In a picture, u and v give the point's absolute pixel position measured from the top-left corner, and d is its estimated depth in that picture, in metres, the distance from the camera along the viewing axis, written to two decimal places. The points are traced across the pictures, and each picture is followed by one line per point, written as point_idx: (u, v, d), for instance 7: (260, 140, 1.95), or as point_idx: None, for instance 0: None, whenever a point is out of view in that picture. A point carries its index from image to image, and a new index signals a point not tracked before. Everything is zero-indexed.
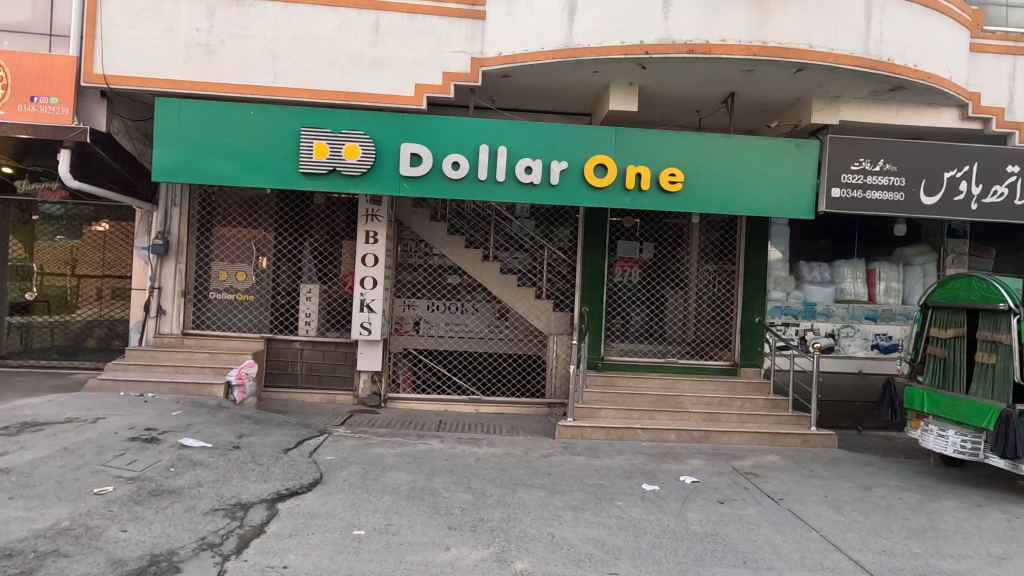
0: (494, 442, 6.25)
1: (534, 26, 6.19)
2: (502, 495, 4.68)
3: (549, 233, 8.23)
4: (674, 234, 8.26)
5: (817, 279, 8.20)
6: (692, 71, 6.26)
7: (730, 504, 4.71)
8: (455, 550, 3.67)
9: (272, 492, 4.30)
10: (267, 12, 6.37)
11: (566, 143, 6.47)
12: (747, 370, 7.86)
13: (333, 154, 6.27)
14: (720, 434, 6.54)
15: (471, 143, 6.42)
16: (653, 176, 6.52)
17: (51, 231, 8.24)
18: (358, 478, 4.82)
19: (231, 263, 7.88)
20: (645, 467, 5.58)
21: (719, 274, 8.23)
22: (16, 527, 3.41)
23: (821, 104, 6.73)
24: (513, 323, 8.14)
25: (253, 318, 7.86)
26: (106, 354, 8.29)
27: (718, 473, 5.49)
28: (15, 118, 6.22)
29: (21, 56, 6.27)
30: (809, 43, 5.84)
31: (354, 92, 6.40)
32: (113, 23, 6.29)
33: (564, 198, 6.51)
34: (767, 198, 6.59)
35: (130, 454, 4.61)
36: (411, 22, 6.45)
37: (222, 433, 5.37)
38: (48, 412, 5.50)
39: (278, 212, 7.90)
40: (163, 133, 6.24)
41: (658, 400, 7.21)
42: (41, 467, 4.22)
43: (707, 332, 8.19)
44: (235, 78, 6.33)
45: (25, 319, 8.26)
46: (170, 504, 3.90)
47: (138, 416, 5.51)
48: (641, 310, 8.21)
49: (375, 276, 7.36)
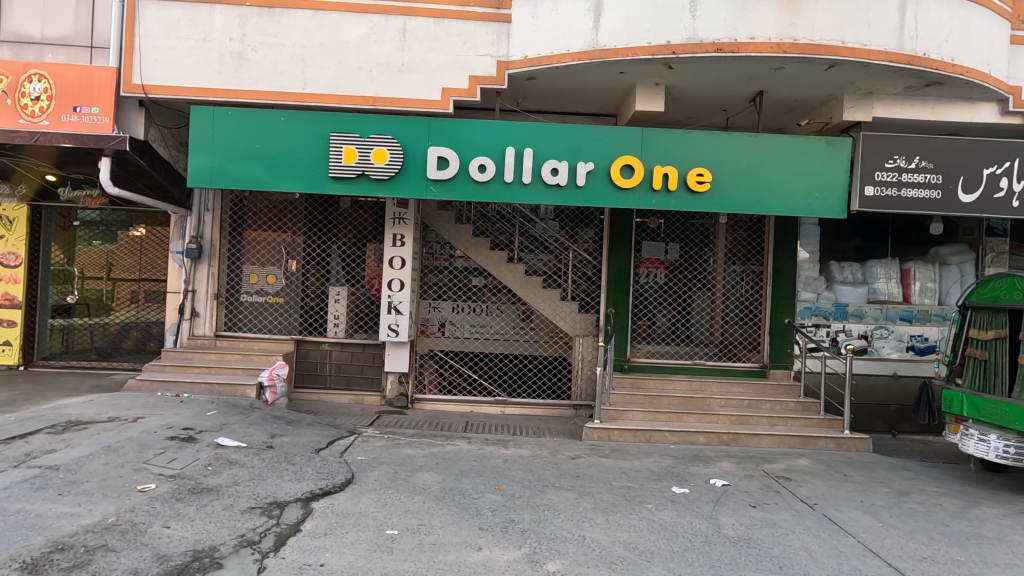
0: (521, 443, 6.27)
1: (560, 28, 6.20)
2: (531, 496, 4.69)
3: (573, 234, 8.22)
4: (699, 235, 8.19)
5: (849, 279, 8.02)
6: (719, 70, 6.20)
7: (763, 508, 4.65)
8: (488, 551, 3.69)
9: (306, 492, 4.37)
10: (298, 20, 6.51)
11: (592, 145, 6.46)
12: (776, 373, 7.74)
13: (362, 159, 6.36)
14: (749, 436, 6.46)
15: (498, 145, 6.45)
16: (680, 176, 6.47)
17: (88, 236, 8.52)
18: (388, 478, 4.88)
19: (261, 266, 8.04)
20: (674, 470, 5.53)
21: (747, 275, 8.12)
22: (66, 522, 3.54)
23: (853, 101, 6.60)
24: (538, 324, 8.15)
25: (283, 320, 8.00)
26: (143, 355, 8.55)
27: (748, 476, 5.42)
28: (59, 128, 6.49)
29: (64, 67, 6.51)
30: (842, 39, 5.73)
31: (382, 97, 6.48)
32: (151, 34, 6.48)
33: (590, 199, 6.50)
34: (799, 198, 6.48)
35: (170, 452, 4.75)
36: (437, 26, 6.51)
37: (256, 433, 5.48)
38: (91, 411, 5.67)
39: (306, 216, 8.04)
40: (198, 140, 6.41)
41: (686, 401, 7.15)
42: (87, 464, 4.36)
43: (736, 334, 8.09)
44: (267, 85, 6.46)
45: (66, 321, 8.55)
46: (209, 501, 4.01)
47: (175, 416, 5.65)
48: (667, 311, 8.15)
49: (402, 279, 7.46)
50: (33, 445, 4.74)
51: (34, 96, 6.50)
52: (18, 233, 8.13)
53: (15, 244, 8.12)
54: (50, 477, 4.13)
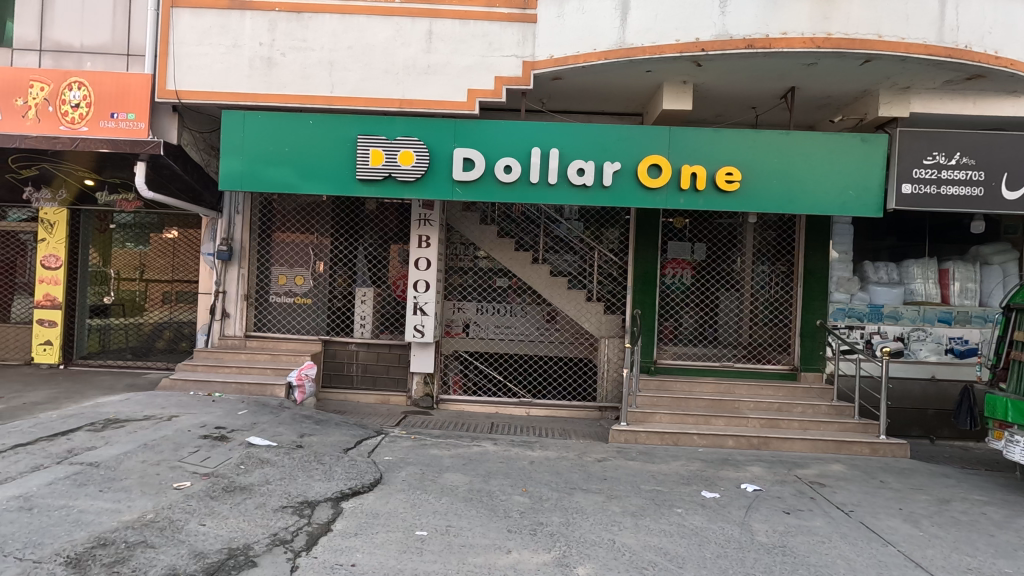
0: (547, 445, 6.23)
1: (586, 28, 6.16)
2: (559, 499, 4.66)
3: (598, 235, 8.18)
4: (727, 235, 8.07)
5: (884, 279, 7.79)
6: (750, 67, 6.09)
7: (797, 514, 4.53)
8: (517, 554, 3.67)
9: (336, 492, 4.41)
10: (326, 24, 6.58)
11: (618, 145, 6.40)
12: (808, 375, 7.55)
13: (389, 161, 6.40)
14: (780, 441, 6.31)
15: (524, 146, 6.44)
16: (709, 176, 6.37)
17: (122, 238, 8.78)
18: (416, 478, 4.91)
19: (290, 267, 8.16)
20: (703, 474, 5.43)
21: (776, 275, 7.97)
22: (107, 517, 3.63)
23: (889, 96, 6.42)
24: (563, 325, 8.10)
25: (311, 321, 8.10)
26: (175, 354, 8.76)
27: (781, 481, 5.29)
28: (98, 133, 6.69)
29: (102, 75, 6.71)
30: (878, 33, 5.57)
31: (408, 100, 6.52)
32: (184, 41, 6.63)
33: (617, 199, 6.43)
34: (832, 196, 6.32)
35: (204, 451, 4.85)
36: (463, 28, 6.52)
37: (285, 433, 5.55)
38: (128, 410, 5.82)
39: (333, 218, 8.15)
40: (229, 143, 6.53)
41: (714, 404, 7.02)
42: (126, 462, 4.48)
43: (765, 336, 7.93)
44: (295, 89, 6.55)
45: (103, 321, 8.82)
46: (242, 500, 4.07)
47: (207, 415, 5.76)
48: (693, 312, 8.03)
49: (428, 280, 7.48)
50: (74, 442, 4.88)
51: (74, 103, 6.73)
52: (58, 236, 8.38)
53: (55, 246, 8.37)
54: (90, 473, 4.25)
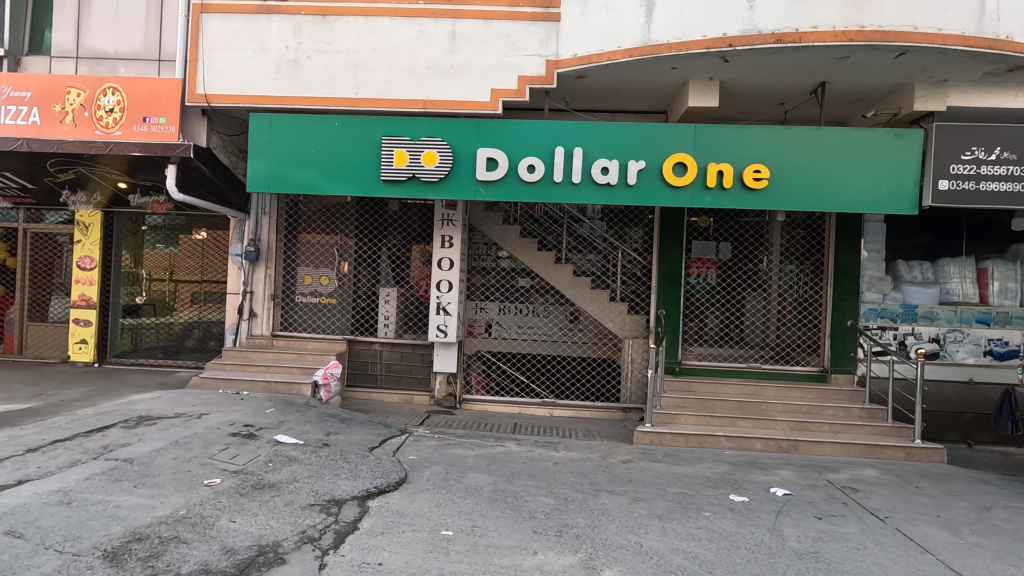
0: (571, 446, 6.20)
1: (610, 25, 6.11)
2: (584, 500, 4.62)
3: (621, 235, 8.10)
4: (753, 234, 7.94)
5: (918, 279, 7.56)
6: (779, 62, 5.96)
7: (829, 519, 4.42)
8: (543, 556, 3.64)
9: (362, 490, 4.44)
10: (351, 27, 6.65)
11: (643, 143, 6.33)
12: (838, 377, 7.37)
13: (413, 161, 6.43)
14: (810, 444, 6.17)
15: (547, 145, 6.41)
16: (736, 174, 6.25)
17: (153, 239, 9.01)
18: (441, 478, 4.91)
19: (316, 268, 8.25)
20: (731, 477, 5.33)
21: (804, 274, 7.80)
22: (141, 513, 3.71)
23: (924, 89, 6.21)
24: (586, 325, 8.04)
25: (335, 321, 8.19)
26: (204, 353, 8.96)
27: (811, 486, 5.17)
28: (131, 137, 6.88)
29: (135, 81, 6.90)
30: (913, 24, 5.41)
31: (431, 100, 6.54)
32: (212, 46, 6.76)
33: (642, 198, 6.36)
34: (864, 193, 6.16)
35: (233, 448, 4.93)
36: (486, 28, 6.51)
37: (311, 431, 5.63)
38: (160, 407, 5.96)
39: (357, 219, 8.22)
40: (256, 146, 6.63)
41: (741, 406, 6.88)
42: (158, 458, 4.57)
43: (793, 337, 7.77)
44: (321, 91, 6.62)
45: (135, 320, 9.03)
46: (271, 497, 4.13)
47: (236, 413, 5.86)
48: (718, 312, 7.92)
49: (451, 280, 7.51)
50: (109, 438, 5.01)
51: (109, 108, 6.92)
52: (93, 237, 8.61)
53: (90, 248, 8.60)
54: (125, 469, 4.35)
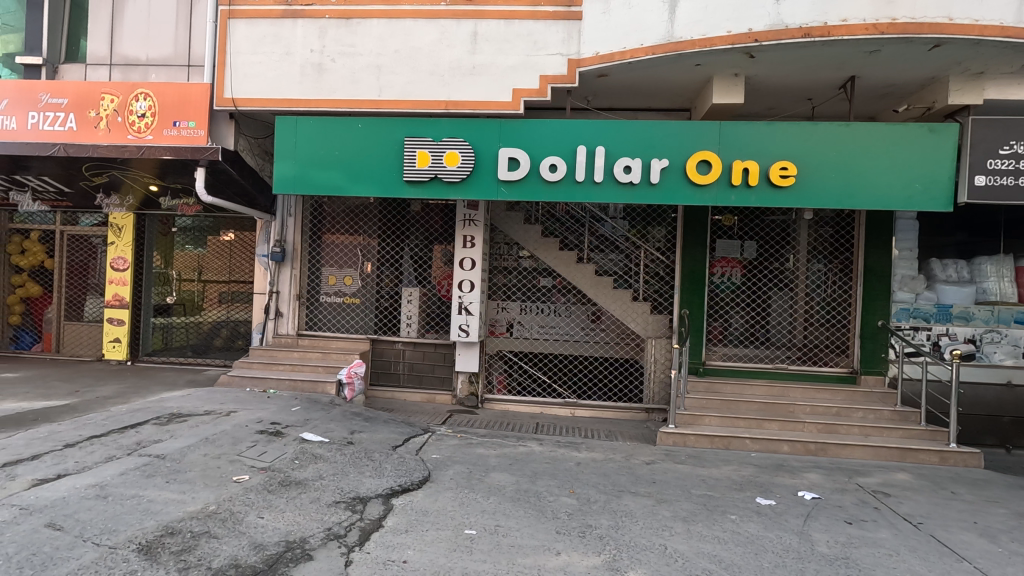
0: (594, 446, 6.17)
1: (632, 23, 6.06)
2: (607, 501, 4.59)
3: (644, 234, 8.04)
4: (779, 232, 7.81)
5: (953, 278, 7.33)
6: (806, 56, 5.84)
7: (860, 524, 4.32)
8: (566, 556, 3.63)
9: (386, 488, 4.49)
10: (374, 29, 6.72)
11: (666, 141, 6.27)
12: (868, 378, 7.19)
13: (435, 161, 6.46)
14: (840, 447, 6.02)
15: (569, 144, 6.38)
16: (763, 171, 6.14)
17: (183, 240, 9.23)
18: (463, 477, 4.93)
19: (340, 268, 8.36)
20: (758, 480, 5.25)
21: (832, 273, 7.64)
22: (174, 507, 3.81)
23: (960, 82, 6.02)
24: (608, 325, 7.99)
25: (359, 320, 8.29)
26: (232, 352, 9.15)
27: (841, 490, 5.04)
28: (162, 141, 7.06)
29: (166, 86, 7.08)
30: (948, 16, 5.25)
31: (453, 101, 6.57)
32: (239, 50, 6.90)
33: (665, 196, 6.29)
34: (896, 190, 6.00)
35: (261, 446, 5.02)
36: (507, 27, 6.52)
37: (336, 429, 5.70)
38: (190, 405, 6.11)
39: (380, 219, 8.30)
40: (282, 148, 6.74)
41: (767, 407, 6.75)
42: (189, 455, 4.68)
43: (821, 337, 7.62)
44: (345, 94, 6.71)
45: (166, 320, 9.28)
46: (298, 494, 4.20)
47: (263, 411, 5.97)
48: (743, 311, 7.80)
49: (473, 279, 7.53)
50: (142, 434, 5.15)
51: (140, 113, 7.11)
52: (125, 239, 8.85)
53: (123, 249, 8.83)
54: (157, 465, 4.46)
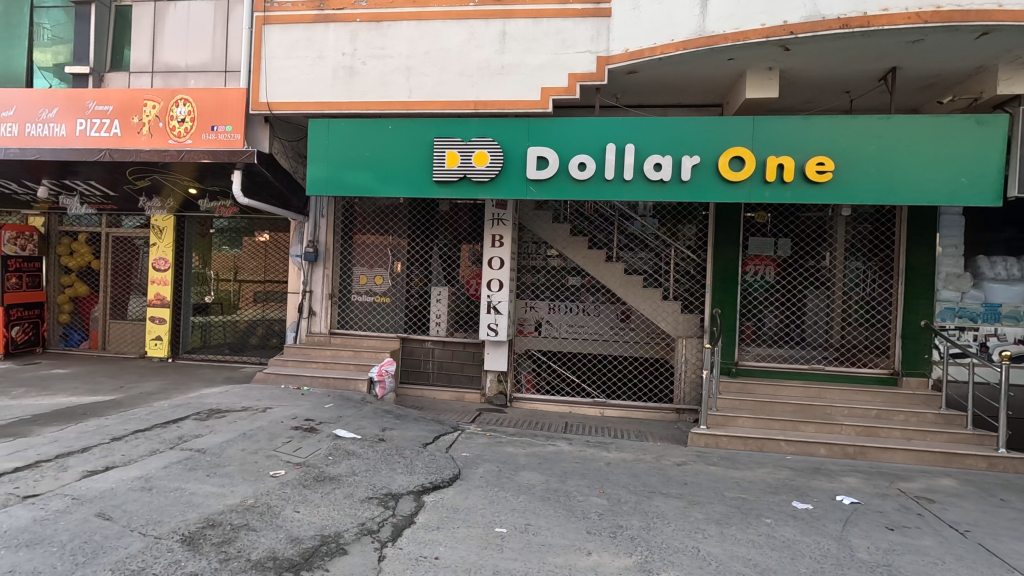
0: (623, 446, 6.12)
1: (663, 18, 5.99)
2: (638, 502, 4.55)
3: (674, 232, 7.98)
4: (815, 230, 7.65)
5: (1002, 276, 7.03)
6: (845, 48, 5.67)
7: (902, 531, 4.17)
8: (597, 556, 3.62)
9: (418, 485, 4.54)
10: (403, 31, 6.79)
11: (698, 138, 6.17)
12: (911, 381, 6.92)
13: (464, 161, 6.50)
14: (879, 450, 5.83)
15: (599, 143, 6.34)
16: (798, 167, 5.99)
17: (219, 242, 9.52)
18: (493, 475, 4.96)
19: (370, 268, 8.49)
20: (794, 483, 5.12)
21: (871, 272, 7.41)
22: (215, 500, 3.93)
23: (1009, 71, 5.76)
24: (638, 324, 7.92)
25: (389, 319, 8.40)
26: (267, 350, 9.36)
27: (881, 495, 4.89)
28: (201, 145, 7.29)
29: (205, 91, 7.31)
30: (998, 2, 5.02)
31: (482, 101, 6.60)
32: (274, 55, 7.07)
33: (696, 193, 6.20)
34: (940, 184, 5.77)
35: (296, 441, 5.14)
36: (536, 26, 6.51)
37: (368, 426, 5.80)
38: (228, 401, 6.31)
39: (410, 219, 8.41)
40: (315, 151, 6.88)
41: (802, 409, 6.58)
42: (228, 449, 4.83)
43: (860, 337, 7.40)
44: (375, 96, 6.81)
45: (204, 318, 9.57)
46: (332, 489, 4.28)
47: (298, 408, 6.11)
48: (776, 311, 7.64)
49: (501, 278, 7.55)
50: (184, 429, 5.33)
51: (180, 118, 7.35)
52: (166, 240, 9.18)
53: (164, 250, 9.16)
54: (198, 459, 4.61)
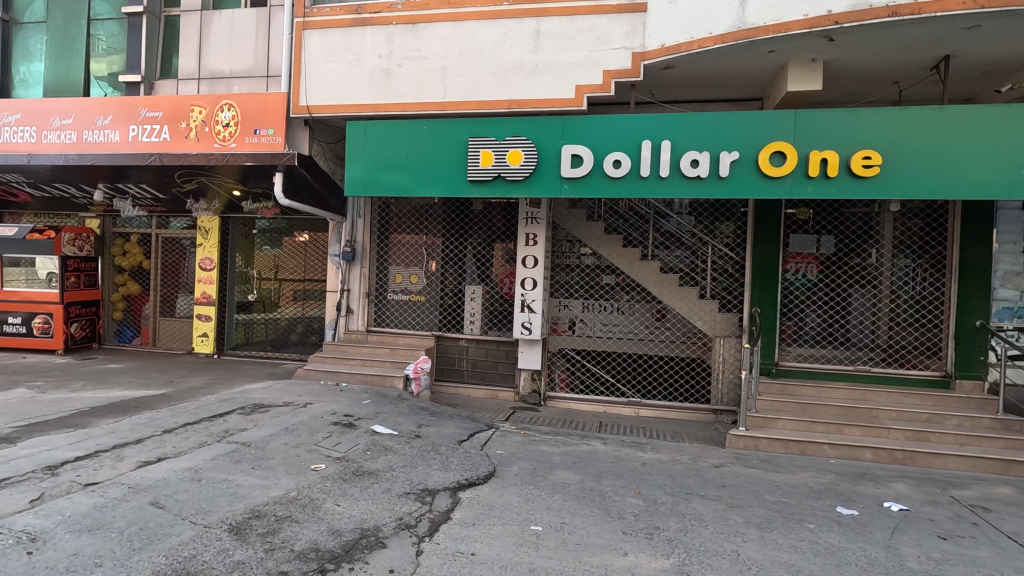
0: (659, 447, 6.05)
1: (700, 11, 5.87)
2: (674, 504, 4.49)
3: (711, 229, 7.85)
4: (860, 226, 7.45)
5: None
6: (894, 37, 5.45)
7: (956, 540, 3.99)
8: (634, 557, 3.59)
9: (454, 481, 4.60)
10: (439, 33, 6.87)
11: (737, 133, 6.03)
12: (965, 384, 6.59)
13: (498, 161, 6.52)
14: (930, 456, 5.59)
15: (634, 139, 6.27)
16: (844, 161, 5.78)
17: (261, 242, 9.78)
18: (528, 473, 4.97)
19: (406, 267, 8.61)
20: (838, 488, 4.96)
21: (921, 270, 7.12)
22: (260, 492, 4.07)
23: None
24: (674, 323, 7.82)
25: (424, 318, 8.52)
26: (306, 347, 9.61)
27: (933, 502, 4.69)
28: (244, 148, 7.53)
29: (248, 96, 7.55)
30: None
31: (516, 100, 6.61)
32: (313, 59, 7.24)
33: (734, 190, 6.06)
34: (997, 177, 5.49)
35: (335, 436, 5.26)
36: (570, 24, 6.48)
37: (405, 422, 5.90)
38: (271, 396, 6.51)
39: (445, 219, 8.48)
40: (353, 152, 7.01)
41: (847, 412, 6.37)
42: (271, 443, 4.98)
43: (909, 338, 7.12)
44: (411, 97, 6.91)
45: (247, 316, 9.88)
46: (370, 484, 4.38)
47: (336, 404, 6.26)
48: (819, 310, 7.43)
49: (536, 277, 7.54)
50: (229, 423, 5.53)
51: (225, 123, 7.61)
52: (212, 241, 9.51)
53: (209, 250, 9.49)
54: (244, 452, 4.78)
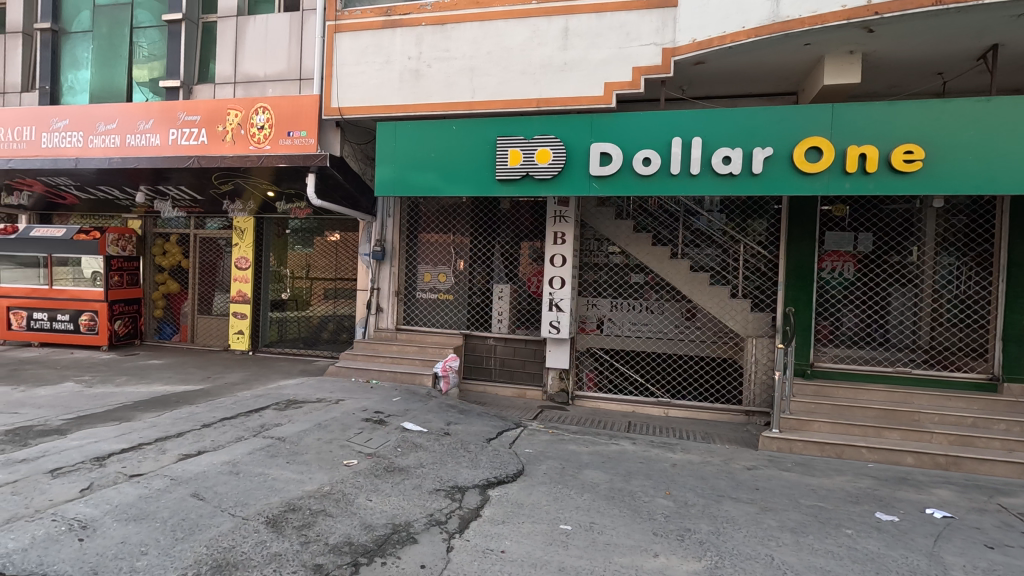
0: (689, 448, 5.96)
1: (733, 5, 5.76)
2: (706, 506, 4.43)
3: (742, 227, 7.68)
4: (901, 223, 7.18)
5: None
6: (938, 26, 5.25)
7: (1004, 550, 3.83)
8: (665, 559, 3.56)
9: (483, 479, 4.62)
10: (467, 33, 6.90)
11: (770, 129, 5.90)
12: (1013, 388, 6.33)
13: (526, 160, 6.52)
14: (976, 462, 5.37)
15: (664, 136, 6.18)
16: (883, 156, 5.60)
17: (293, 242, 10.03)
18: (557, 472, 4.97)
19: (434, 265, 8.68)
20: (877, 493, 4.81)
21: (965, 268, 6.87)
22: (295, 486, 4.17)
23: None
24: (704, 323, 7.69)
25: (452, 317, 8.57)
26: (337, 344, 9.80)
27: (978, 510, 4.51)
28: (278, 149, 7.71)
29: (282, 99, 7.72)
30: None
31: (544, 98, 6.61)
32: (344, 62, 7.37)
33: (768, 187, 5.94)
34: None
35: (367, 433, 5.35)
36: (599, 21, 6.44)
37: (434, 420, 5.96)
38: (304, 392, 6.66)
39: (473, 218, 8.53)
40: (382, 153, 7.09)
41: (885, 415, 6.18)
42: (305, 438, 5.10)
43: (951, 338, 6.89)
44: (440, 97, 6.97)
45: (281, 314, 10.14)
46: (401, 480, 4.44)
47: (367, 400, 6.36)
48: (857, 310, 7.21)
49: (564, 276, 7.52)
50: (265, 418, 5.68)
51: (260, 125, 7.81)
52: (247, 241, 9.73)
53: (245, 249, 9.71)
54: (279, 446, 4.90)
